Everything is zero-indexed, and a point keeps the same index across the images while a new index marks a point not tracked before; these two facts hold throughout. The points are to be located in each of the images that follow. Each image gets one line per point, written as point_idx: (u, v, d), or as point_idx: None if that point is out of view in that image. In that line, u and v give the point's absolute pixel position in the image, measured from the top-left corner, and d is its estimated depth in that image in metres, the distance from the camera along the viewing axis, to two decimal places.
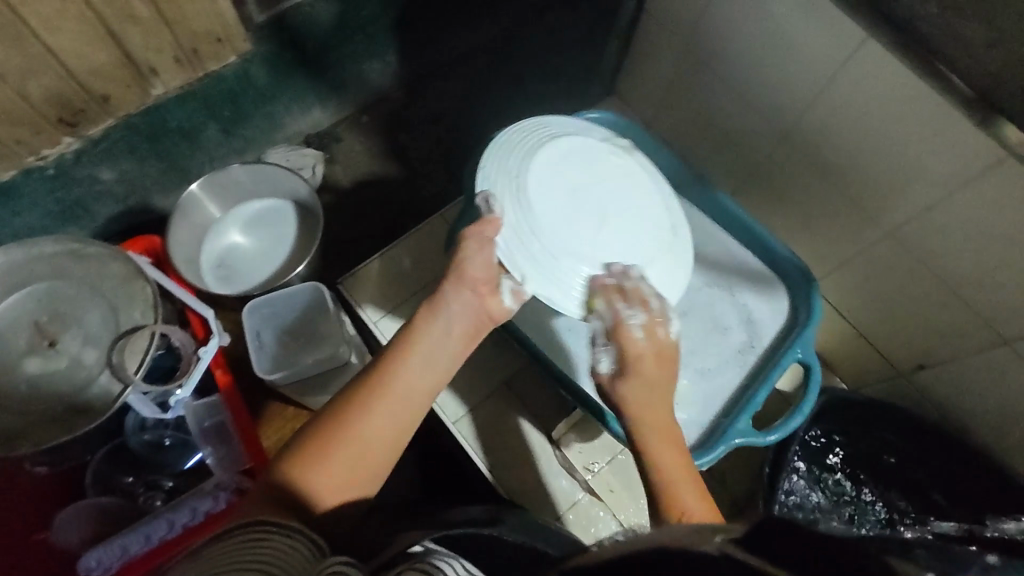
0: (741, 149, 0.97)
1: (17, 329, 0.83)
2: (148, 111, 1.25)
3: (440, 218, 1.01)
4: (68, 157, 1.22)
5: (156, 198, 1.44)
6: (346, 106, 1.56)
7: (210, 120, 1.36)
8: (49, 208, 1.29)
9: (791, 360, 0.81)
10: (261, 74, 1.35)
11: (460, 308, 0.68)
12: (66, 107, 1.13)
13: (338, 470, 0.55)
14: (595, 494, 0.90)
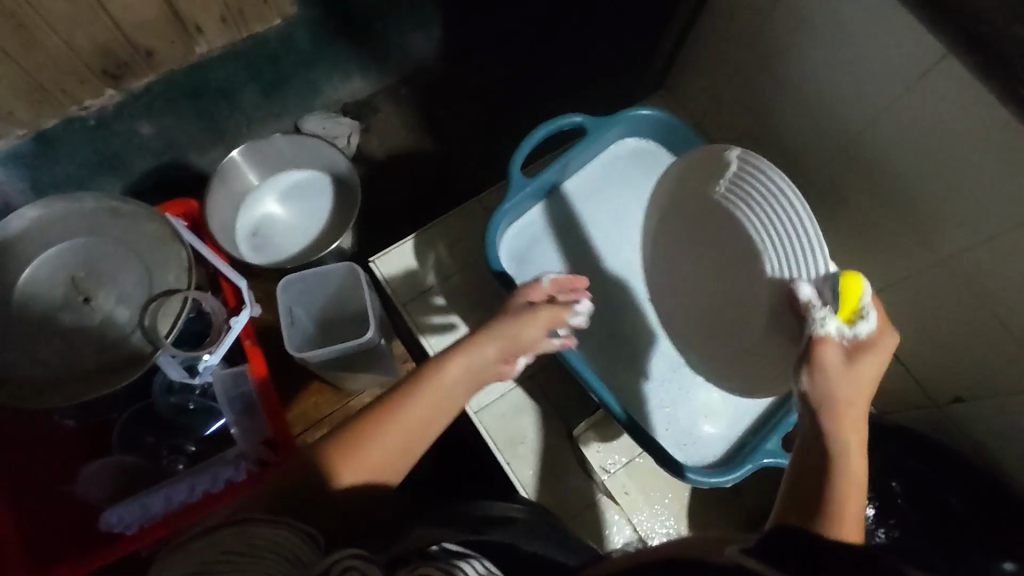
0: (795, 156, 0.94)
1: (53, 283, 0.84)
2: (192, 69, 1.26)
3: (478, 204, 1.00)
4: (109, 109, 1.24)
5: (193, 156, 1.42)
6: (387, 76, 1.54)
7: (251, 82, 1.36)
8: (88, 159, 1.30)
9: None
10: (304, 37, 1.35)
11: (501, 343, 0.70)
12: (111, 58, 1.15)
13: (366, 464, 0.56)
14: (612, 497, 0.89)
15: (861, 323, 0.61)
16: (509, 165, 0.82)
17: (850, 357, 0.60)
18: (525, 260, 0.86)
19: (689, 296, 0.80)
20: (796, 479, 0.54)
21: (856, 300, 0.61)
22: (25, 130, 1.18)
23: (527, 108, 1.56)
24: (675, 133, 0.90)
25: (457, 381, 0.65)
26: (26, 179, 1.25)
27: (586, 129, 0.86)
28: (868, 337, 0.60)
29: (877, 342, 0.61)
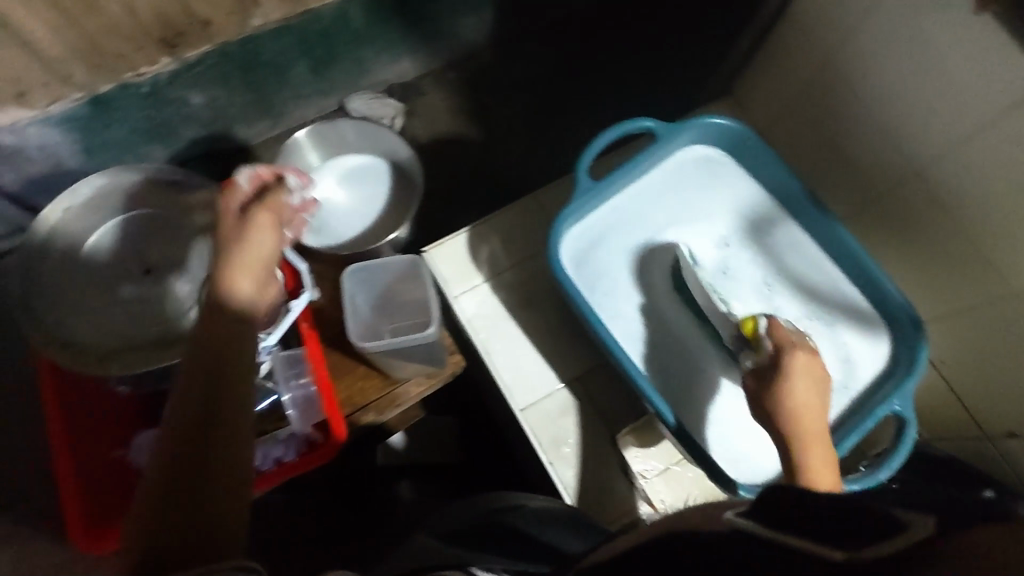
0: (860, 171, 0.92)
1: (115, 253, 0.85)
2: (245, 41, 1.24)
3: (532, 201, 0.99)
4: (163, 77, 1.23)
5: (238, 129, 1.47)
6: (434, 59, 1.53)
7: (303, 58, 1.35)
8: (138, 123, 1.31)
9: (887, 411, 0.75)
10: (359, 18, 1.33)
11: (236, 275, 0.65)
12: (169, 27, 1.13)
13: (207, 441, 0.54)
14: (650, 502, 0.89)
15: (762, 346, 0.72)
16: (576, 163, 0.81)
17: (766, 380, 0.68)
18: (584, 261, 0.85)
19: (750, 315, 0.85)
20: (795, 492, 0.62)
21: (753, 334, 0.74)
22: (81, 93, 1.17)
23: (573, 102, 1.54)
24: (744, 144, 0.88)
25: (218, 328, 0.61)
26: (77, 140, 1.25)
27: (655, 134, 0.86)
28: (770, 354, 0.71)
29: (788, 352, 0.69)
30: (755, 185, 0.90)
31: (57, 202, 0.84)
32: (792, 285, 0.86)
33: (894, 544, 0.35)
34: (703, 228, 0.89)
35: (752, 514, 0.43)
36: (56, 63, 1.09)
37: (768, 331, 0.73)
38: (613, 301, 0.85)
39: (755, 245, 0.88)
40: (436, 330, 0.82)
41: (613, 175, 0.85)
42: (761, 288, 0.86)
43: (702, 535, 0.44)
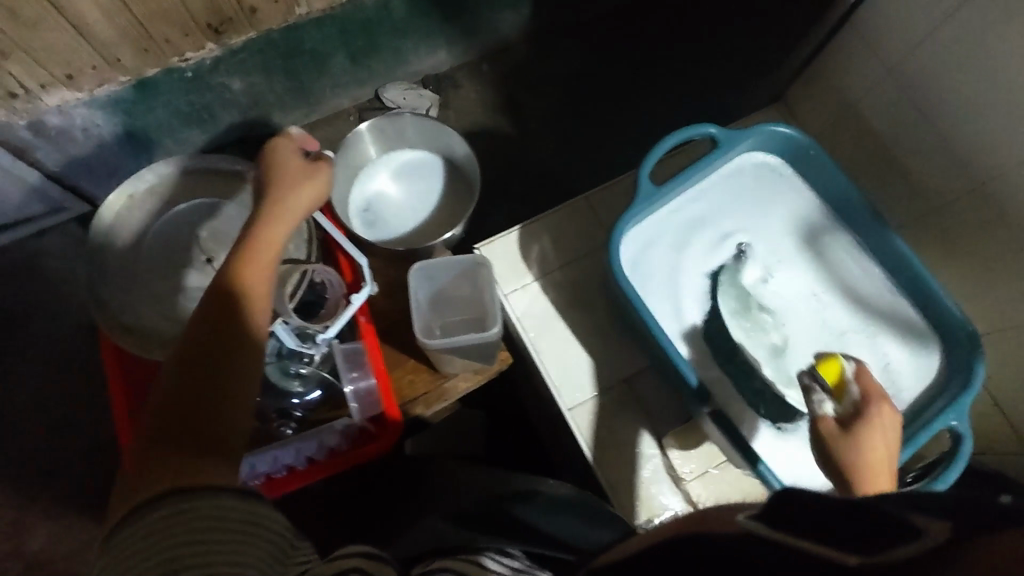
0: (913, 183, 0.91)
1: (177, 241, 0.86)
2: (289, 29, 1.25)
3: (584, 202, 1.00)
4: (207, 62, 1.23)
5: (277, 116, 1.47)
6: (470, 51, 1.54)
7: (343, 48, 1.36)
8: (180, 108, 1.31)
9: (941, 425, 0.75)
10: (400, 8, 1.33)
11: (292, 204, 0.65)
12: (217, 14, 1.14)
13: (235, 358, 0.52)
14: (692, 505, 0.90)
15: (848, 392, 0.67)
16: (637, 167, 0.82)
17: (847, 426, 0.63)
18: (641, 266, 0.86)
19: (802, 321, 0.86)
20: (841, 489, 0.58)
21: (837, 378, 0.68)
22: (128, 77, 1.18)
23: (609, 99, 1.54)
24: (803, 153, 0.88)
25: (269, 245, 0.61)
26: (120, 123, 1.26)
27: (716, 140, 0.86)
28: (859, 398, 0.65)
29: (876, 400, 0.65)
30: (811, 194, 0.90)
31: (122, 188, 0.85)
32: (844, 293, 0.87)
33: (910, 548, 0.32)
34: (758, 231, 0.89)
35: (763, 517, 0.40)
36: (104, 46, 1.09)
37: (854, 377, 0.68)
38: (666, 306, 0.86)
39: (809, 250, 0.89)
40: (498, 332, 0.84)
41: (674, 181, 0.86)
42: (812, 294, 0.87)
43: (705, 531, 0.41)
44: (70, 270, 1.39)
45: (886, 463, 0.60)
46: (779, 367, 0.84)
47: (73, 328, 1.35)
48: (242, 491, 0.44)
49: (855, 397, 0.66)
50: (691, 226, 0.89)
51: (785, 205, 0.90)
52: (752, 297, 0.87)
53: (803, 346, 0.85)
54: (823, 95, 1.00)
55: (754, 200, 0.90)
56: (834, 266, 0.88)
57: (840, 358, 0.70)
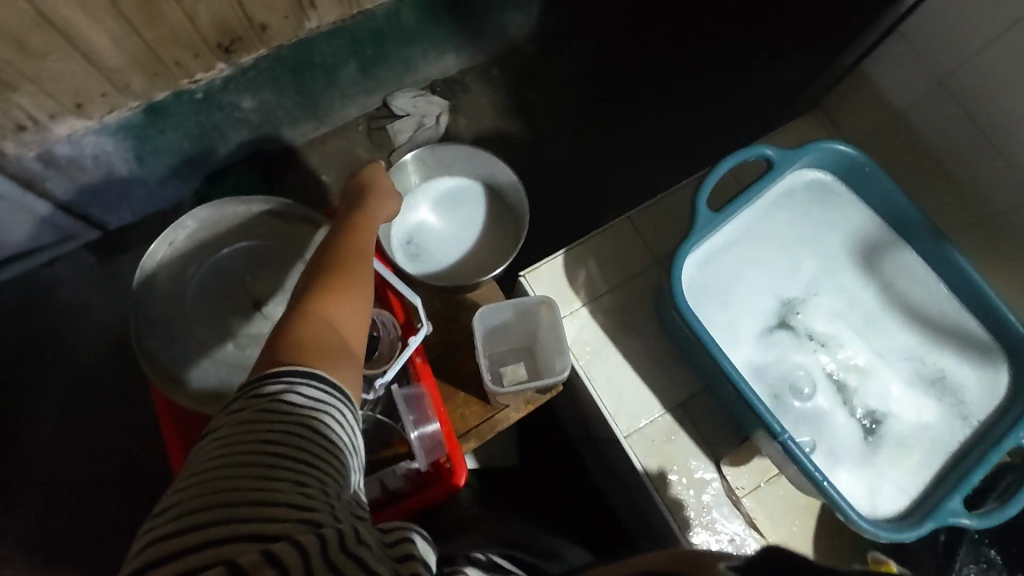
0: (963, 190, 0.90)
1: (221, 288, 0.84)
2: (298, 44, 1.19)
3: (628, 222, 0.99)
4: (217, 82, 1.17)
5: (286, 131, 1.41)
6: (478, 54, 1.49)
7: (352, 59, 1.30)
8: (189, 131, 1.24)
9: (1013, 443, 0.75)
10: (410, 16, 1.29)
11: (385, 205, 0.76)
12: (227, 33, 1.08)
13: (350, 303, 0.59)
14: (755, 527, 0.90)
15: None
16: (697, 193, 0.80)
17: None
18: (700, 292, 0.85)
19: (860, 337, 0.86)
20: None
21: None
22: (137, 102, 1.11)
23: (623, 98, 1.51)
24: (857, 170, 0.87)
25: (369, 224, 0.71)
26: (130, 150, 1.19)
27: (773, 162, 0.84)
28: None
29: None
30: (865, 212, 0.89)
31: (164, 236, 0.83)
32: (907, 311, 0.87)
33: None
34: (815, 252, 0.89)
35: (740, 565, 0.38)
36: (115, 73, 1.03)
37: None
38: (729, 333, 0.85)
39: (869, 270, 0.88)
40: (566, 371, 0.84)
41: (733, 206, 0.84)
42: (870, 309, 0.87)
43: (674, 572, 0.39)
44: (80, 303, 1.33)
45: None
46: (842, 385, 0.84)
47: (88, 364, 1.30)
48: (327, 421, 0.49)
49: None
50: (747, 248, 0.87)
51: (838, 219, 0.90)
52: (810, 317, 0.87)
53: (865, 362, 0.85)
54: (858, 97, 0.98)
55: (807, 217, 0.89)
56: (891, 280, 0.88)
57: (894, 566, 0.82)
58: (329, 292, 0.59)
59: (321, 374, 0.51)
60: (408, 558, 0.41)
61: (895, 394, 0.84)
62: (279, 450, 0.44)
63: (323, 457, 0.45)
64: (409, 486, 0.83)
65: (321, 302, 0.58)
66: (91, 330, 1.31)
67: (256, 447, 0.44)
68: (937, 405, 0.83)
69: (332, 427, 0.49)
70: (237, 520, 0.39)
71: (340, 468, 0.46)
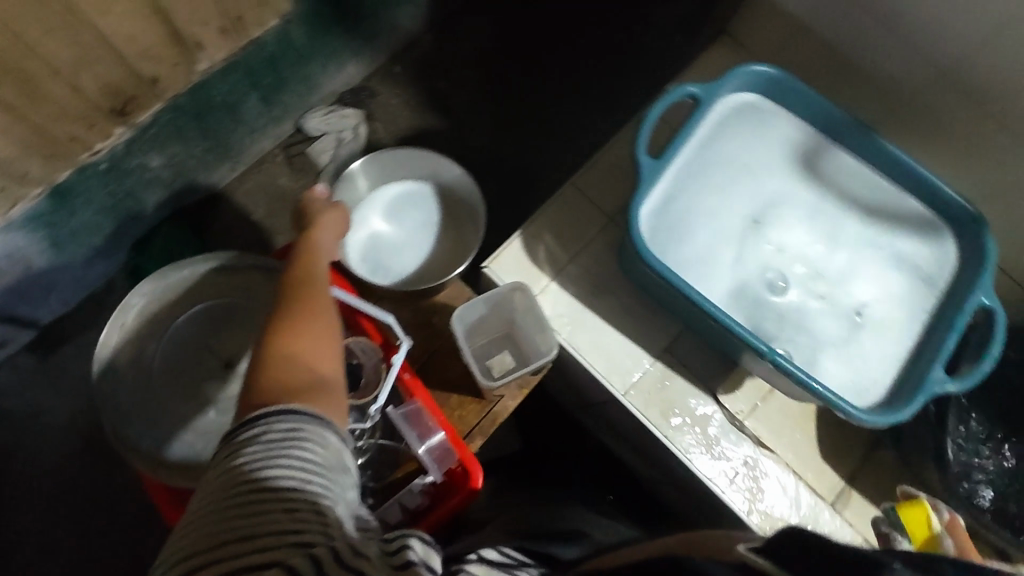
0: (873, 79, 0.95)
1: (187, 358, 0.81)
2: (195, 89, 1.14)
3: (573, 187, 0.99)
4: (120, 148, 1.11)
5: (202, 179, 1.35)
6: (378, 55, 1.46)
7: (253, 90, 1.25)
8: (102, 203, 1.17)
9: (975, 304, 0.80)
10: (301, 35, 1.25)
11: (333, 230, 0.73)
12: (119, 95, 1.03)
13: (318, 335, 0.56)
14: (762, 444, 0.95)
15: (943, 546, 0.73)
16: (637, 144, 0.81)
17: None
18: (664, 235, 0.85)
19: (819, 239, 0.89)
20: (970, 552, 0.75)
21: (927, 530, 0.75)
22: (40, 188, 1.04)
23: (531, 67, 1.51)
24: (777, 85, 0.89)
25: (321, 251, 0.68)
26: (45, 239, 1.12)
27: (699, 98, 0.86)
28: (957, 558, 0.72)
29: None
30: (794, 121, 0.92)
31: (113, 321, 0.79)
32: (854, 207, 0.90)
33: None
34: (758, 173, 0.90)
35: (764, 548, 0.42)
36: (8, 164, 0.97)
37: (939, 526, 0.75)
38: (698, 267, 0.86)
39: (811, 176, 0.91)
40: (554, 349, 0.85)
41: (675, 146, 0.85)
42: (822, 210, 0.90)
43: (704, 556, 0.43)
44: (32, 408, 1.25)
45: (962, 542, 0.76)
46: (813, 288, 0.87)
47: (60, 467, 1.23)
48: (319, 438, 0.47)
49: (951, 552, 0.73)
50: (697, 183, 0.88)
51: (771, 132, 0.91)
52: (769, 232, 0.89)
53: (829, 261, 0.88)
54: (754, 14, 1.01)
55: (742, 138, 0.91)
56: (833, 179, 0.91)
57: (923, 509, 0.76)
58: (293, 325, 0.56)
59: (297, 404, 0.47)
60: (408, 563, 0.40)
61: (864, 283, 0.87)
62: (264, 476, 0.42)
63: (310, 476, 0.43)
64: (428, 499, 0.83)
65: (283, 337, 0.54)
66: (54, 431, 1.25)
67: (239, 483, 0.42)
68: (901, 284, 0.87)
69: (324, 439, 0.47)
70: (227, 559, 0.38)
71: (335, 480, 0.45)
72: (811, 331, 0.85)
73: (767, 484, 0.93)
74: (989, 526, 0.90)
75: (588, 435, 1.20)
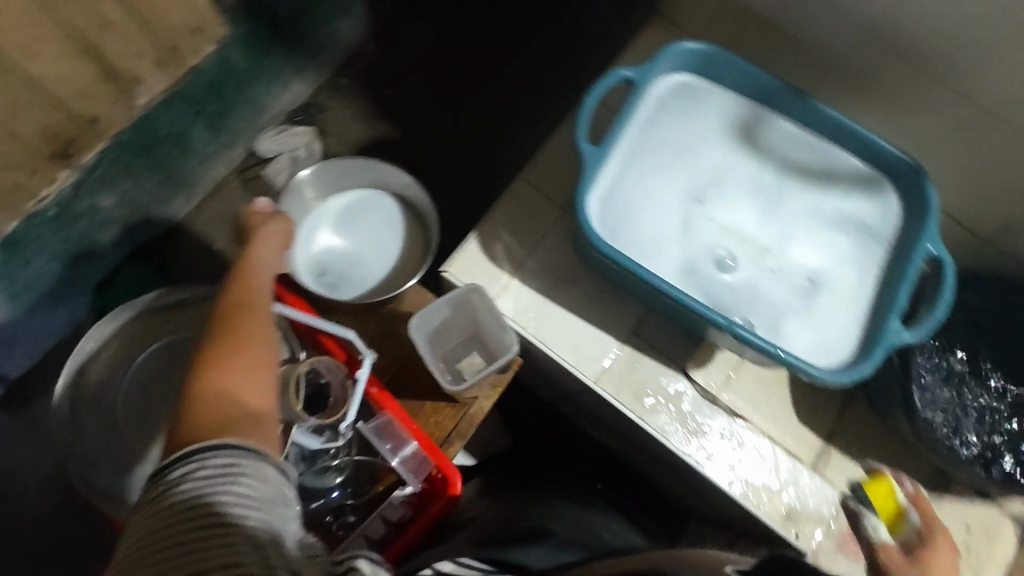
0: (804, 44, 0.97)
1: (151, 398, 0.80)
2: (139, 124, 1.12)
3: (523, 182, 0.99)
4: (68, 192, 1.08)
5: (157, 214, 1.32)
6: (322, 70, 1.45)
7: (198, 119, 1.23)
8: (56, 250, 1.15)
9: (923, 255, 0.82)
10: (240, 58, 1.23)
11: (275, 242, 0.72)
12: (58, 138, 1.00)
13: (247, 366, 0.56)
14: (737, 414, 0.96)
15: (909, 519, 0.77)
16: (579, 132, 0.81)
17: (911, 553, 0.72)
18: (614, 220, 0.86)
19: (767, 207, 0.90)
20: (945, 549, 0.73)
21: (893, 504, 0.79)
22: None
23: (477, 66, 1.51)
24: (709, 61, 0.90)
25: (260, 267, 0.67)
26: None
27: (634, 82, 0.86)
28: (923, 529, 0.75)
29: (936, 539, 0.74)
30: (730, 94, 0.93)
31: (69, 366, 0.80)
32: (796, 172, 0.91)
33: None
34: (699, 149, 0.91)
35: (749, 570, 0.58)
36: None
37: (909, 502, 0.79)
38: (652, 249, 0.87)
39: (751, 147, 0.92)
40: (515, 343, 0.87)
41: (616, 131, 0.85)
42: (766, 180, 0.92)
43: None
44: (10, 467, 1.23)
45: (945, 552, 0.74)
46: (765, 257, 0.88)
47: (47, 521, 1.21)
48: (259, 470, 0.48)
49: (917, 522, 0.76)
50: (641, 166, 0.89)
51: (708, 108, 0.92)
52: (717, 206, 0.90)
53: (778, 229, 0.89)
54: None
55: (680, 117, 0.92)
56: (773, 147, 0.92)
57: (890, 483, 0.81)
58: (223, 358, 0.56)
59: (230, 440, 0.48)
60: None
61: (814, 246, 0.88)
62: (204, 515, 0.44)
63: (246, 507, 0.45)
64: (411, 510, 0.83)
65: (210, 372, 0.55)
66: (37, 487, 1.23)
67: (176, 521, 0.44)
68: (849, 242, 0.88)
69: (264, 471, 0.48)
70: None
71: (277, 511, 0.47)
72: (767, 299, 0.86)
73: (747, 452, 0.95)
74: (962, 464, 0.93)
75: (573, 426, 1.20)
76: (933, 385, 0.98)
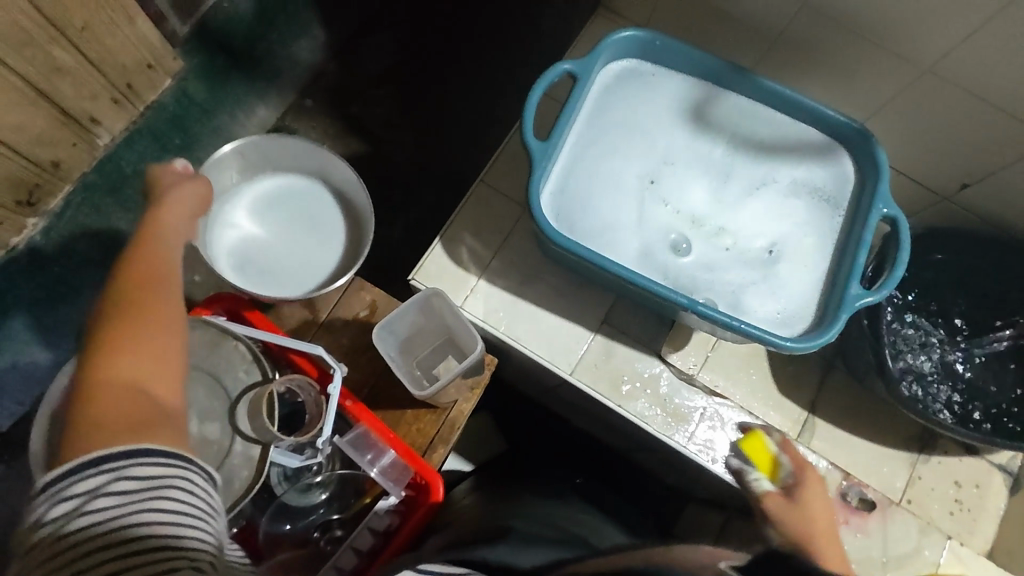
0: (749, 23, 0.98)
1: None
2: (103, 164, 1.12)
3: (483, 185, 1.00)
4: (37, 239, 1.07)
5: None
6: (285, 93, 1.45)
7: (163, 153, 1.23)
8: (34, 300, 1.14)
9: (878, 216, 0.83)
10: (199, 89, 1.23)
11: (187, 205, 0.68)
12: (22, 187, 1.00)
13: (150, 351, 0.54)
14: (717, 394, 0.97)
15: (782, 464, 0.85)
16: (524, 132, 0.82)
17: (790, 496, 0.80)
18: (571, 215, 0.87)
19: (721, 185, 0.92)
20: (813, 491, 0.81)
21: (768, 454, 0.87)
22: None
23: (437, 75, 1.52)
24: (650, 46, 0.91)
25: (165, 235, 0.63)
26: None
27: (576, 75, 0.87)
28: (794, 468, 0.84)
29: (806, 479, 0.83)
30: (675, 76, 0.94)
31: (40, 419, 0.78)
32: (747, 148, 0.93)
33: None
34: (649, 135, 0.93)
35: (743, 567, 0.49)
36: None
37: (781, 448, 0.87)
38: (610, 239, 0.88)
39: (700, 127, 0.93)
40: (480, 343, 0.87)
41: (563, 127, 0.86)
42: (718, 158, 0.93)
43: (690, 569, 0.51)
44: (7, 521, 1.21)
45: (820, 499, 0.81)
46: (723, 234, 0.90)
47: None
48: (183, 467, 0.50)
49: (790, 465, 0.85)
50: (593, 158, 0.90)
51: (655, 92, 0.93)
52: (671, 190, 0.92)
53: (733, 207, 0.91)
54: None
55: (627, 104, 0.93)
56: (722, 125, 0.93)
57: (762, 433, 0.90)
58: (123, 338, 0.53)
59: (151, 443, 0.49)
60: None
61: (770, 219, 0.90)
62: (137, 524, 0.46)
63: (179, 515, 0.47)
64: (399, 518, 0.84)
65: (110, 358, 0.52)
66: None
67: (102, 532, 0.45)
68: (805, 212, 0.90)
69: (188, 474, 0.50)
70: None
71: (205, 510, 0.50)
72: (727, 277, 0.88)
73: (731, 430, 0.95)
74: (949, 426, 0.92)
75: (564, 421, 1.21)
76: (905, 339, 1.03)
